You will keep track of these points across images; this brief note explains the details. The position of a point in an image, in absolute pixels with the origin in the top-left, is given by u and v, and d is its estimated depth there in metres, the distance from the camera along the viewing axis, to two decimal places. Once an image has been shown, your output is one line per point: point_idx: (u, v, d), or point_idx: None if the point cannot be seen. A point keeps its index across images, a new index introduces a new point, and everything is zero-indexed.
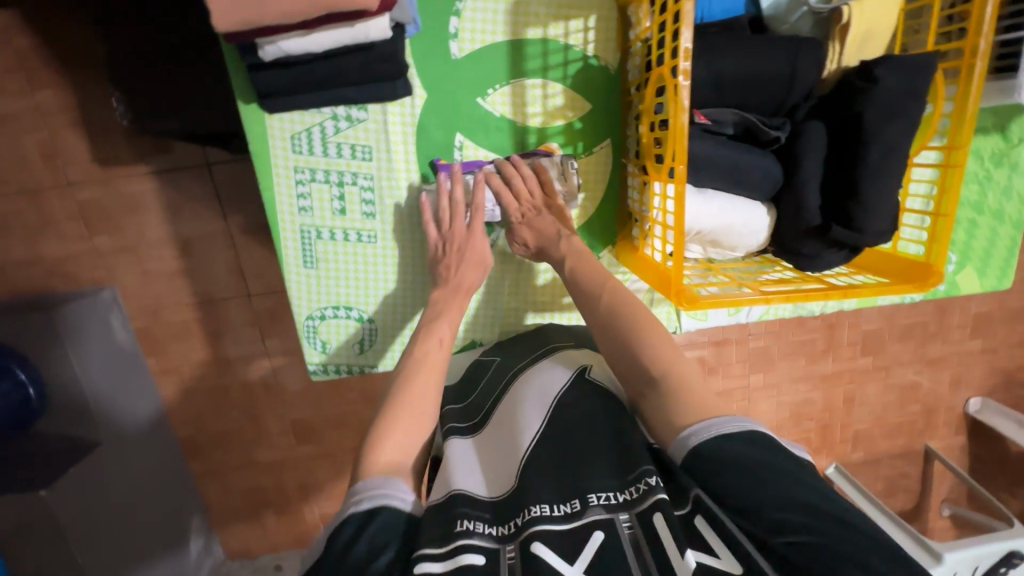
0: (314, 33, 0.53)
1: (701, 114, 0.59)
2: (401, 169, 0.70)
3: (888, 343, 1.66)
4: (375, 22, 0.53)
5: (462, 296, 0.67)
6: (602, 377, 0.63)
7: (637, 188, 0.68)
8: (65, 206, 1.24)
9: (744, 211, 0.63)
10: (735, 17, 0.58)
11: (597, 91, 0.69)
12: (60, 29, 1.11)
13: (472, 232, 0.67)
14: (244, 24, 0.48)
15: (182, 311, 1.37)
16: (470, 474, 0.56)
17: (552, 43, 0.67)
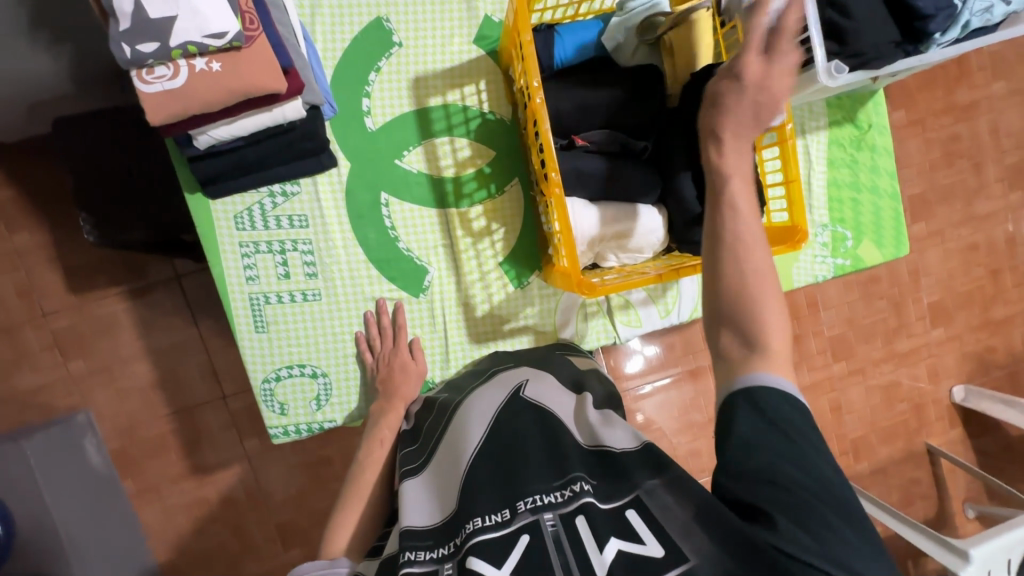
0: (239, 119, 0.64)
1: (579, 138, 0.70)
2: (336, 231, 0.78)
3: (856, 346, 1.70)
4: (289, 104, 0.64)
5: (399, 402, 0.75)
6: (536, 394, 0.66)
7: (545, 210, 0.76)
8: (41, 336, 1.39)
9: (637, 215, 0.71)
10: (587, 57, 0.72)
11: (499, 141, 0.80)
12: (44, 188, 1.34)
13: (400, 352, 0.78)
14: (174, 117, 0.57)
15: (156, 424, 1.45)
16: (422, 506, 0.58)
17: (452, 107, 0.79)
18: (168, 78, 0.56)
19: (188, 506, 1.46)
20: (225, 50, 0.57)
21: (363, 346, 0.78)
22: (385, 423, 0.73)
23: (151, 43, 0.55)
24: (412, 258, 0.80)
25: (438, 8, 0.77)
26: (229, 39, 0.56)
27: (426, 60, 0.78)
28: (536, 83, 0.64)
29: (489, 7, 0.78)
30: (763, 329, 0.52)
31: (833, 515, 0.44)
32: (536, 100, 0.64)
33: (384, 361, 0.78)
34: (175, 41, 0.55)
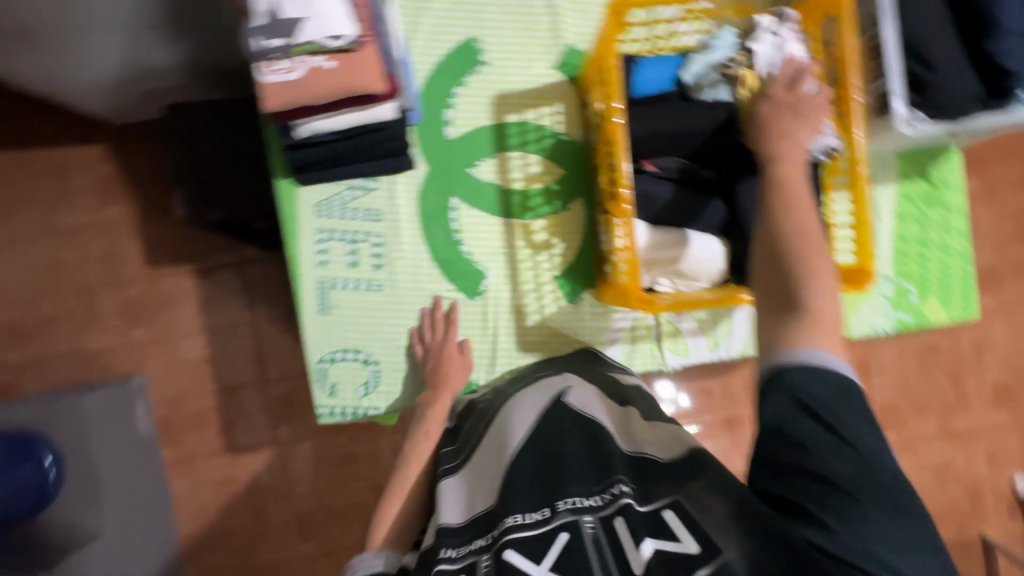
0: (337, 115, 0.69)
1: (648, 164, 0.74)
2: (405, 228, 0.83)
3: (907, 417, 1.61)
4: (384, 106, 0.69)
5: (446, 395, 0.78)
6: (577, 400, 0.68)
7: (606, 229, 0.79)
8: (114, 303, 1.51)
9: (700, 241, 0.73)
10: (664, 91, 0.75)
11: (569, 160, 0.84)
12: (143, 171, 1.51)
13: (448, 345, 0.80)
14: (288, 103, 0.64)
15: (200, 398, 1.52)
16: (458, 504, 0.61)
17: (528, 124, 0.84)
18: (286, 71, 0.64)
19: (215, 483, 1.50)
20: (339, 50, 0.63)
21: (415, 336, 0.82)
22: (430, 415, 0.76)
23: (278, 40, 0.62)
24: (472, 262, 0.83)
25: (528, 32, 0.83)
26: (344, 40, 0.63)
27: (509, 79, 0.83)
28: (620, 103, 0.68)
29: (575, 35, 0.83)
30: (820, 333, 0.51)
31: (868, 504, 0.44)
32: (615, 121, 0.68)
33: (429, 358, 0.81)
34: (298, 36, 0.62)
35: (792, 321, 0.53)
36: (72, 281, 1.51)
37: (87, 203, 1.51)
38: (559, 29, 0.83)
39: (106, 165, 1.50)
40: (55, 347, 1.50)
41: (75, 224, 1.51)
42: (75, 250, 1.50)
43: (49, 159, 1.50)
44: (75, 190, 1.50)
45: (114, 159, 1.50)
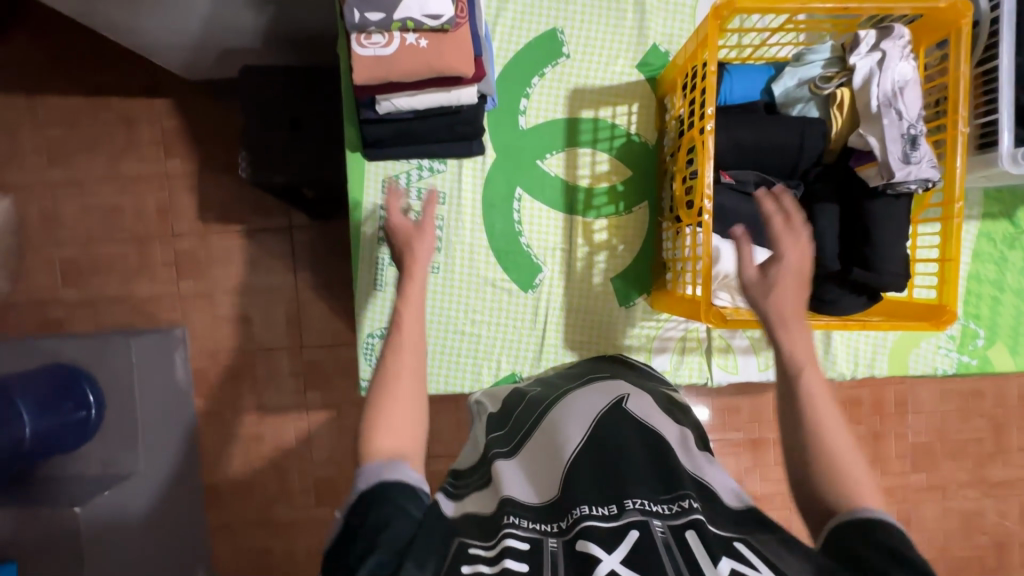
0: (420, 94, 0.70)
1: (727, 174, 0.76)
2: (467, 213, 0.83)
3: (940, 460, 1.57)
4: (466, 89, 0.70)
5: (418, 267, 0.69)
6: (637, 407, 0.69)
7: (671, 236, 0.78)
8: (165, 253, 1.56)
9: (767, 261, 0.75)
10: (752, 101, 0.79)
11: (639, 162, 0.83)
12: (206, 127, 1.54)
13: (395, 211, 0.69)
14: (374, 78, 0.65)
15: (238, 355, 1.57)
16: (522, 486, 0.61)
17: (601, 122, 0.82)
18: (381, 45, 0.65)
19: (244, 439, 1.56)
20: (435, 30, 0.64)
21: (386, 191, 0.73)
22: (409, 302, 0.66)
23: (378, 14, 0.63)
24: (529, 255, 0.83)
25: (612, 27, 0.81)
26: (442, 21, 0.64)
27: (588, 75, 0.82)
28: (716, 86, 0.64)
29: (659, 36, 0.82)
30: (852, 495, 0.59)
31: None
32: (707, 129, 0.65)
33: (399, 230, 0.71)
34: (398, 14, 0.63)
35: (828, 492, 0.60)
36: (128, 228, 1.56)
37: (150, 154, 1.55)
38: (645, 28, 0.81)
39: (170, 118, 1.54)
40: (107, 290, 1.57)
41: (136, 173, 1.56)
42: (133, 198, 1.56)
43: (118, 107, 1.54)
44: (140, 140, 1.55)
45: (179, 112, 1.54)
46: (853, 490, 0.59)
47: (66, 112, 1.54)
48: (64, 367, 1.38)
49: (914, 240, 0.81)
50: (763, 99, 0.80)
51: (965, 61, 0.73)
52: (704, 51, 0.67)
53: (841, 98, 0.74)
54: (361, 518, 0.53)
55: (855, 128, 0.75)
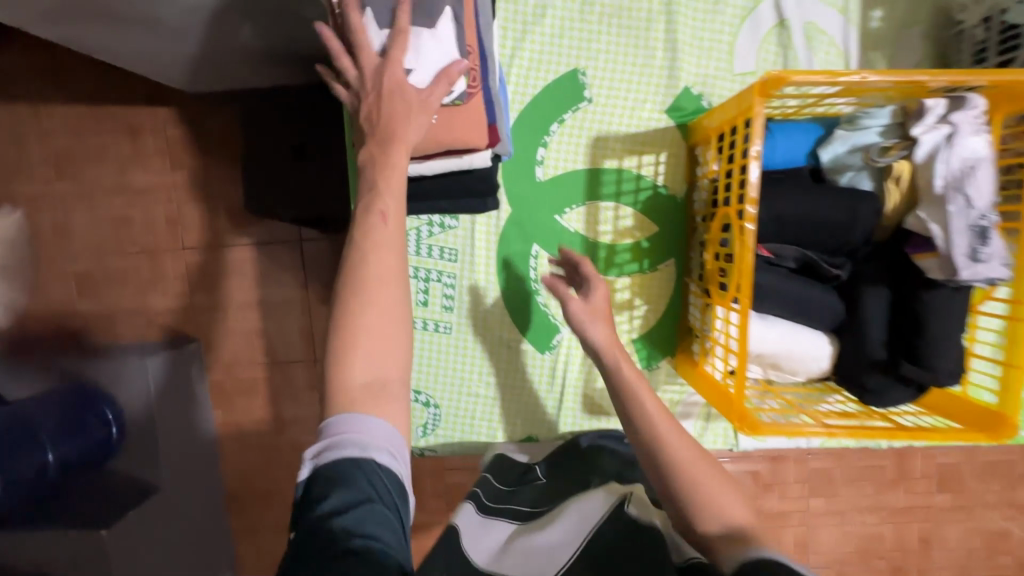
0: (433, 161, 0.87)
1: (765, 250, 0.91)
2: (476, 274, 1.08)
3: (968, 481, 1.52)
4: (478, 156, 0.89)
5: (397, 146, 0.70)
6: (639, 509, 0.71)
7: (708, 312, 0.97)
8: (177, 266, 1.55)
9: (805, 335, 0.92)
10: (794, 165, 0.96)
11: (663, 222, 1.08)
12: (209, 135, 1.50)
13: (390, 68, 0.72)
14: (394, 88, 0.72)
15: (254, 368, 1.57)
16: (517, 562, 0.70)
17: (626, 171, 1.07)
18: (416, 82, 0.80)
19: (262, 448, 1.58)
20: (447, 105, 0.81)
21: (358, 34, 0.74)
22: (385, 193, 0.67)
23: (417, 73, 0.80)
24: (540, 309, 1.09)
25: (630, 83, 1.06)
26: (455, 96, 0.81)
27: (618, 128, 1.07)
28: (758, 147, 0.77)
29: (685, 89, 1.07)
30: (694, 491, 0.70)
31: None
32: (748, 228, 0.79)
33: (383, 93, 0.72)
34: (417, 81, 0.80)
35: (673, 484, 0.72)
36: (138, 240, 1.55)
37: (156, 165, 1.52)
38: (677, 72, 1.06)
39: (174, 126, 1.50)
40: (121, 303, 1.56)
41: (143, 184, 1.53)
42: (141, 210, 1.53)
43: (121, 115, 1.50)
44: (145, 149, 1.51)
45: (181, 121, 1.49)
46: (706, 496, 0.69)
47: (70, 120, 1.50)
48: (86, 386, 1.39)
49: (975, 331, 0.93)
50: (809, 162, 0.97)
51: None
52: (742, 117, 0.83)
53: (900, 175, 0.87)
54: (342, 505, 0.56)
55: (909, 206, 0.88)
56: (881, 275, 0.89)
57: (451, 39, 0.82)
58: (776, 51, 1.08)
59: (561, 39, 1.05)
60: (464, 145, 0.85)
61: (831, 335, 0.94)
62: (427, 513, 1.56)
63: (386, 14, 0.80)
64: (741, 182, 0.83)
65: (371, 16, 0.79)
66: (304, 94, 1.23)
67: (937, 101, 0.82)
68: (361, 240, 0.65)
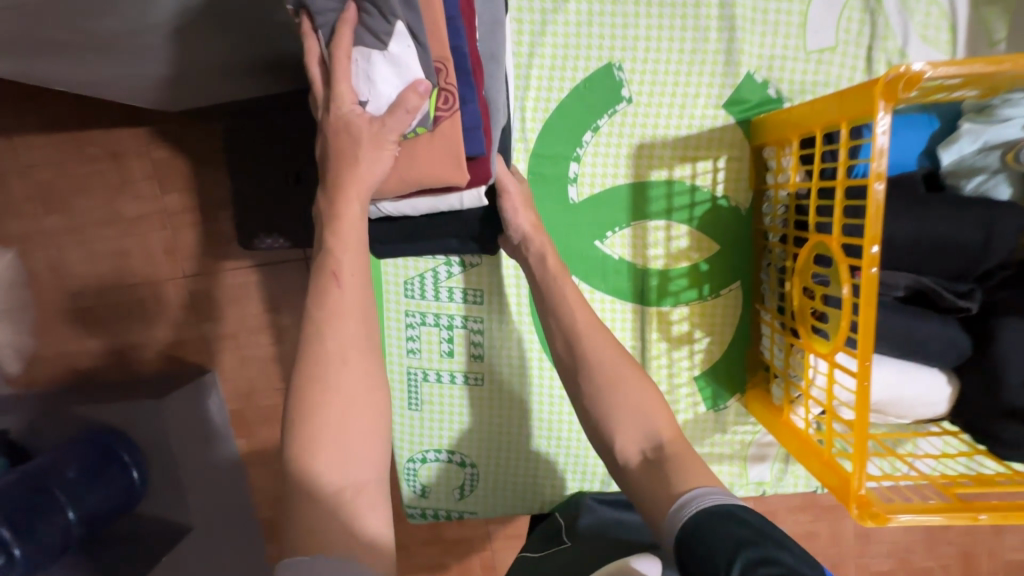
0: (413, 200, 0.89)
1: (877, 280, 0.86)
2: (492, 320, 1.08)
3: None
4: (466, 196, 0.90)
5: (359, 187, 0.75)
6: None
7: (795, 355, 0.91)
8: (181, 295, 1.46)
9: (917, 378, 0.89)
10: (907, 171, 0.95)
11: (722, 237, 1.03)
12: (197, 152, 1.38)
13: (341, 97, 0.74)
14: (341, 121, 0.75)
15: (273, 394, 1.50)
16: None
17: (679, 185, 1.02)
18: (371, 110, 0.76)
19: None
20: (411, 134, 0.79)
21: (311, 60, 0.75)
22: (337, 253, 0.72)
23: (372, 104, 0.76)
24: None
25: (678, 76, 0.99)
26: (418, 124, 0.78)
27: (664, 136, 1.01)
28: (883, 164, 0.70)
29: (747, 76, 0.99)
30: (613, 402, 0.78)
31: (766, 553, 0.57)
32: (870, 271, 0.72)
33: (332, 128, 0.75)
34: (371, 110, 0.76)
35: (610, 391, 0.78)
36: (136, 270, 1.46)
37: (144, 190, 1.41)
38: (738, 64, 0.99)
39: (159, 146, 1.38)
40: (127, 337, 1.48)
41: (134, 211, 1.43)
42: (136, 239, 1.44)
43: (102, 140, 1.39)
44: (132, 174, 1.40)
45: (166, 139, 1.38)
46: (629, 410, 0.77)
47: (50, 150, 1.40)
48: (100, 433, 1.34)
49: None
50: (920, 169, 0.97)
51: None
52: (847, 124, 0.77)
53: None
54: None
55: None
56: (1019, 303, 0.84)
57: (410, 60, 0.74)
58: (861, 15, 0.99)
59: (590, 26, 0.97)
60: (434, 179, 0.82)
61: (949, 375, 0.91)
62: (467, 529, 1.50)
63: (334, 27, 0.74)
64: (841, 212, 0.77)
65: (320, 35, 0.75)
66: (293, 105, 1.10)
67: None
68: (324, 312, 0.70)
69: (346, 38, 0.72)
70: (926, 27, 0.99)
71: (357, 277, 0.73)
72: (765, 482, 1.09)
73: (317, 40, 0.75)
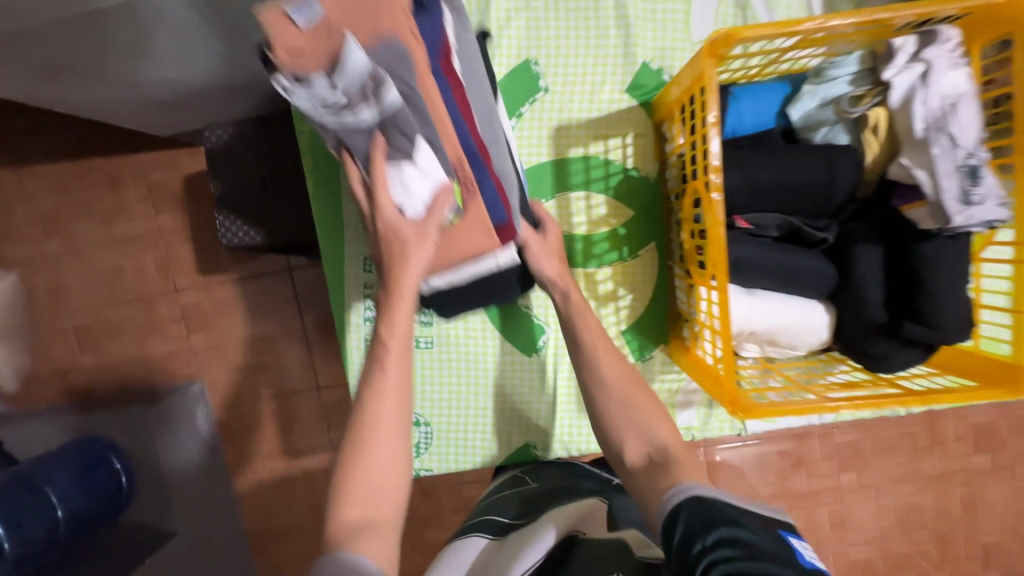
0: (456, 271, 0.88)
1: (743, 221, 0.87)
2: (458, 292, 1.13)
3: (1007, 439, 1.47)
4: (503, 254, 0.88)
5: (408, 294, 0.79)
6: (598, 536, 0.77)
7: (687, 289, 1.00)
8: (171, 309, 1.54)
9: (797, 310, 0.87)
10: (763, 129, 0.91)
11: (636, 203, 1.08)
12: (190, 175, 1.50)
13: (381, 216, 0.76)
14: (385, 240, 0.78)
15: (259, 402, 1.56)
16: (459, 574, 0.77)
17: (593, 159, 1.08)
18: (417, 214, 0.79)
19: (276, 484, 1.56)
20: (448, 224, 0.83)
21: (353, 181, 0.76)
22: (389, 344, 0.78)
23: (415, 210, 0.78)
24: (534, 316, 1.14)
25: (585, 65, 1.06)
26: (451, 214, 0.81)
27: (575, 113, 1.06)
28: (715, 115, 0.76)
29: (643, 66, 1.06)
30: (637, 423, 0.81)
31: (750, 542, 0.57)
32: (714, 198, 0.78)
33: (381, 234, 0.78)
34: (412, 213, 0.78)
35: (641, 420, 0.81)
36: (130, 288, 1.54)
37: (140, 211, 1.52)
38: (632, 49, 1.05)
39: (154, 170, 1.50)
40: (119, 352, 1.55)
41: (130, 232, 1.53)
42: (130, 257, 1.53)
43: (102, 167, 1.51)
44: (128, 198, 1.51)
45: (162, 163, 1.50)
46: (652, 428, 0.80)
47: (54, 179, 1.51)
48: (93, 441, 1.39)
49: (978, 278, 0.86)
50: (778, 123, 0.92)
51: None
52: (698, 86, 0.82)
53: (877, 123, 0.82)
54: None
55: (892, 155, 0.83)
56: (872, 231, 0.84)
57: (435, 166, 0.75)
58: (734, 10, 1.06)
59: (507, 29, 1.04)
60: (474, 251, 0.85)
61: (827, 302, 0.89)
62: (449, 531, 1.53)
63: (360, 147, 0.73)
64: (702, 161, 0.82)
65: (352, 156, 0.75)
66: (273, 121, 1.22)
67: (905, 40, 0.78)
68: (368, 393, 0.76)
69: (378, 161, 0.72)
70: (789, 10, 1.06)
71: (402, 363, 0.79)
72: (692, 427, 1.10)
73: (357, 165, 0.76)
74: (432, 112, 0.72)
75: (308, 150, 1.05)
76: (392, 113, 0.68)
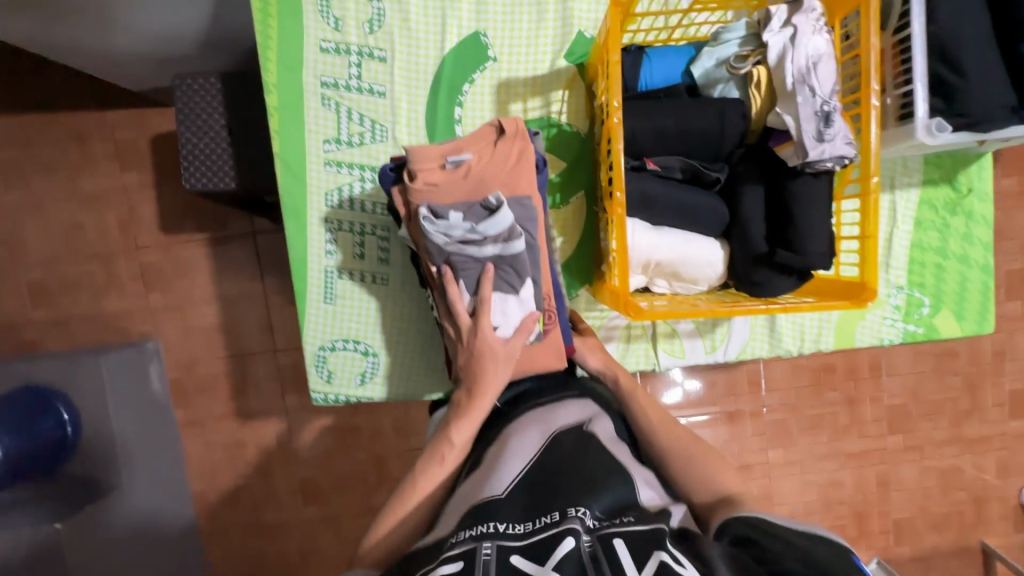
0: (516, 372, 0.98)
1: (652, 162, 0.98)
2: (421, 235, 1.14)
3: (916, 421, 1.60)
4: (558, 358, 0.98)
5: (486, 399, 0.88)
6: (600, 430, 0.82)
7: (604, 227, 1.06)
8: (130, 267, 1.55)
9: (699, 246, 0.98)
10: (672, 83, 1.01)
11: (570, 155, 1.14)
12: (158, 135, 1.53)
13: (479, 332, 0.90)
14: (478, 352, 0.90)
15: (213, 363, 1.57)
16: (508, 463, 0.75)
17: (530, 116, 1.14)
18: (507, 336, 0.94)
19: (226, 446, 1.56)
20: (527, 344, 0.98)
21: (457, 304, 0.92)
22: (452, 436, 0.83)
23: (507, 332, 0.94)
24: None
25: (527, 34, 1.11)
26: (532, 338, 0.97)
27: (517, 72, 1.12)
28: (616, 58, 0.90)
29: (578, 34, 1.11)
30: (687, 472, 0.81)
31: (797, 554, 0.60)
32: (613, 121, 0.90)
33: (473, 350, 0.90)
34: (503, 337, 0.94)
35: (690, 474, 0.80)
36: (90, 244, 1.55)
37: (106, 168, 1.53)
38: (570, 17, 1.11)
39: (123, 128, 1.52)
40: (75, 308, 1.55)
41: (95, 188, 1.54)
42: (92, 214, 1.54)
43: (69, 122, 1.52)
44: (94, 155, 1.53)
45: (130, 122, 1.52)
46: (700, 481, 0.79)
47: (18, 132, 1.52)
48: (41, 390, 1.45)
49: (837, 215, 1.01)
50: (685, 80, 1.02)
51: (875, 32, 0.89)
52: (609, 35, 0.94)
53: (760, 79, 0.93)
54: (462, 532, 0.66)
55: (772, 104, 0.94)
56: (752, 173, 0.96)
57: (532, 298, 0.96)
58: None
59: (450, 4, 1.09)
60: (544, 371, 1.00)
61: (721, 240, 1.01)
62: None
63: (472, 277, 0.93)
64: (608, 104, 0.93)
65: (460, 283, 0.93)
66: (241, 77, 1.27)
67: (779, 8, 0.92)
68: (426, 462, 0.82)
69: (488, 290, 0.92)
70: None
71: (462, 456, 0.84)
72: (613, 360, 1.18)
73: (459, 286, 0.93)
74: (539, 258, 0.97)
75: (275, 91, 1.06)
76: (513, 256, 0.92)
